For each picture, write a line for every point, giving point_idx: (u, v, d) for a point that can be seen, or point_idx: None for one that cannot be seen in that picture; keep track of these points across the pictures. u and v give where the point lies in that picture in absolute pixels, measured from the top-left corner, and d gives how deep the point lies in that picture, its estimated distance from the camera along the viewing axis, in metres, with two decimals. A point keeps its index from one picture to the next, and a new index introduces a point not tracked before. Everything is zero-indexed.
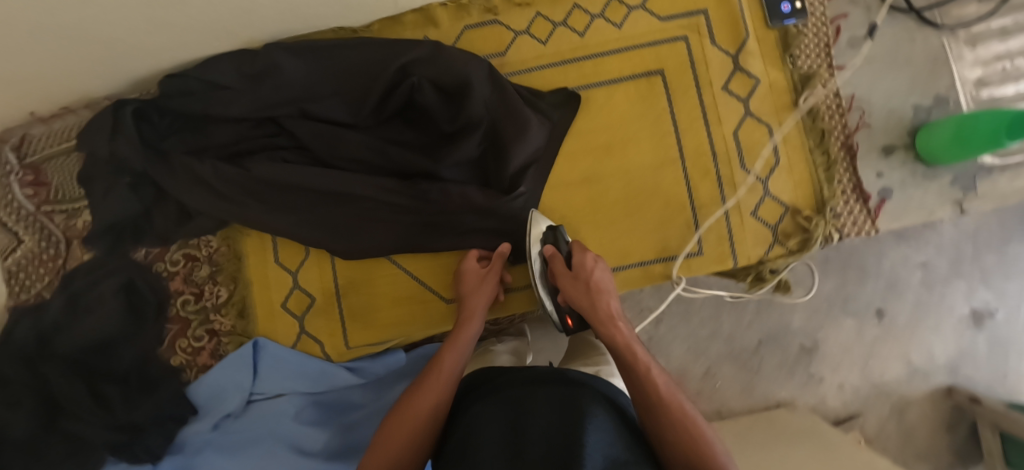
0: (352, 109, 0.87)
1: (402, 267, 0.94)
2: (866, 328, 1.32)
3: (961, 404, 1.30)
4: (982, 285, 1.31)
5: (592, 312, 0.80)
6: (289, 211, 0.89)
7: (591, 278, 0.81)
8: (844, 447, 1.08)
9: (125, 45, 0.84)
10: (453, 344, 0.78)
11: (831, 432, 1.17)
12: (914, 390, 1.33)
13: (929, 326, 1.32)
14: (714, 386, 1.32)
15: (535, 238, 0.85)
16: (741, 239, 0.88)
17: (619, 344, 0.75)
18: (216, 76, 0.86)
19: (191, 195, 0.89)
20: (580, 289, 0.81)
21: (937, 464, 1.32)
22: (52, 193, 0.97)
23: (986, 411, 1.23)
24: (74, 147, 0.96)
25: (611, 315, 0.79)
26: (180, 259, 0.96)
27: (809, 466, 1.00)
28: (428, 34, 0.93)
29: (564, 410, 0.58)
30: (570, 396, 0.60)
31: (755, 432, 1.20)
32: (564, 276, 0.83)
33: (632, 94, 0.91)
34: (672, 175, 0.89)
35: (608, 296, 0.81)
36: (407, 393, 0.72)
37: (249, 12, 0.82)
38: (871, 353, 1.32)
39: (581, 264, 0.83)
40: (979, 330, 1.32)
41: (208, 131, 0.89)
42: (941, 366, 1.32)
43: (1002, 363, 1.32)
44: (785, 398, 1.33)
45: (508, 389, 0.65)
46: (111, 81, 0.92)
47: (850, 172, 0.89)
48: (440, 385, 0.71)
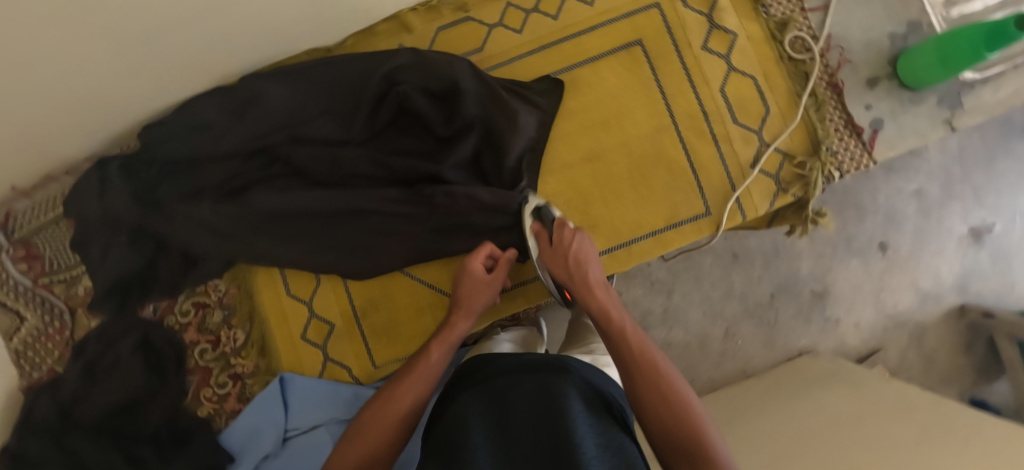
0: (343, 125, 0.87)
1: (419, 278, 0.92)
2: (872, 263, 1.34)
3: (975, 321, 1.32)
4: (976, 203, 1.33)
5: (573, 285, 0.79)
6: (295, 240, 0.88)
7: (570, 250, 0.79)
8: (874, 383, 1.09)
9: (99, 100, 0.82)
10: (442, 340, 0.78)
11: (857, 370, 1.18)
12: (928, 315, 1.34)
13: (932, 251, 1.34)
14: (736, 345, 1.33)
15: (525, 212, 0.83)
16: (747, 193, 0.88)
17: (598, 311, 0.75)
18: (199, 118, 0.85)
19: (193, 241, 0.87)
20: (558, 261, 0.80)
21: (962, 384, 1.34)
22: (46, 265, 0.94)
23: (1001, 323, 1.25)
24: (62, 215, 0.93)
25: (592, 282, 0.78)
26: (190, 308, 0.95)
27: (844, 406, 1.01)
28: (403, 41, 0.93)
29: (552, 398, 0.58)
30: (559, 383, 0.61)
31: (785, 383, 1.21)
32: (544, 252, 0.82)
33: (616, 68, 0.91)
34: (669, 140, 0.90)
35: (589, 266, 0.80)
36: (388, 395, 0.71)
37: (222, 46, 0.81)
38: (881, 286, 1.34)
39: (560, 239, 0.80)
40: (980, 247, 1.34)
41: (198, 174, 0.87)
42: (950, 288, 1.34)
43: (1007, 274, 1.35)
44: (807, 345, 1.34)
45: (492, 384, 0.64)
46: (90, 141, 0.90)
47: (840, 109, 0.88)
48: (423, 380, 0.72)
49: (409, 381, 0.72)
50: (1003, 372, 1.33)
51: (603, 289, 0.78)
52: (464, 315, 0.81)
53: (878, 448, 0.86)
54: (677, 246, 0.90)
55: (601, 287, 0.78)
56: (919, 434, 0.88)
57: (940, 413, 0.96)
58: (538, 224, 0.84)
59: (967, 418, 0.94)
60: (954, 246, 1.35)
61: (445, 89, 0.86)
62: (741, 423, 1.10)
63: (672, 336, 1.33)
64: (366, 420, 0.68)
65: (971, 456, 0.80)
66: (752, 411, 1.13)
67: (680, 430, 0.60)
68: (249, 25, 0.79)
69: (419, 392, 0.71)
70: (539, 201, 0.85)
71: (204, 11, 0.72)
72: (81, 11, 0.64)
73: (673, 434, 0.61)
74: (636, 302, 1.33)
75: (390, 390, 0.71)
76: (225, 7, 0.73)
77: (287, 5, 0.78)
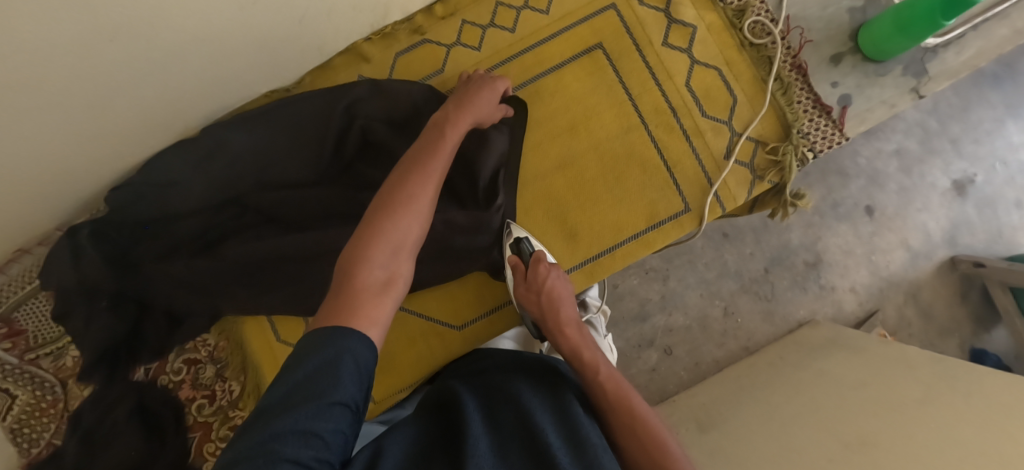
0: (312, 164, 0.86)
1: (406, 309, 0.90)
2: (860, 226, 1.34)
3: (967, 271, 1.33)
4: (956, 154, 1.34)
5: (547, 321, 0.79)
6: (276, 287, 0.87)
7: (543, 286, 0.80)
8: (874, 346, 1.10)
9: (59, 171, 0.80)
10: (453, 131, 0.75)
11: (857, 335, 1.18)
12: (921, 271, 1.35)
13: (918, 207, 1.34)
14: (736, 323, 1.34)
15: (506, 243, 0.86)
16: (724, 183, 0.87)
17: (570, 353, 0.75)
18: (167, 174, 0.84)
19: (176, 298, 0.86)
20: (532, 296, 0.81)
21: (961, 334, 1.34)
22: (31, 340, 0.93)
23: (993, 272, 1.25)
24: (39, 288, 0.92)
25: (564, 321, 0.78)
26: (182, 366, 0.96)
27: (850, 372, 1.01)
28: (362, 71, 0.92)
29: (556, 401, 0.63)
30: (554, 388, 0.66)
31: (788, 355, 1.21)
32: (520, 286, 0.82)
33: (580, 73, 0.90)
34: (641, 139, 0.89)
35: (562, 303, 0.80)
36: (400, 197, 0.68)
37: (178, 101, 0.79)
38: (872, 248, 1.34)
39: (536, 274, 0.81)
40: (965, 198, 1.35)
41: (171, 230, 0.85)
42: (940, 241, 1.35)
43: (994, 220, 1.35)
44: (806, 315, 1.34)
45: (491, 380, 0.69)
46: (58, 211, 0.88)
47: (807, 89, 0.88)
48: (443, 163, 0.72)
49: (418, 204, 0.68)
50: (999, 319, 1.34)
51: (577, 329, 0.78)
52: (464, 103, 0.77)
53: (884, 413, 0.86)
54: (661, 245, 0.89)
55: (574, 328, 0.78)
56: (923, 393, 0.89)
57: (942, 369, 0.97)
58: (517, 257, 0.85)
59: (969, 371, 0.94)
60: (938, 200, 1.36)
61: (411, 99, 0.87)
62: (748, 399, 1.11)
63: (672, 321, 1.33)
64: (372, 250, 0.63)
65: (977, 413, 0.80)
66: (759, 387, 1.14)
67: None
68: (202, 77, 0.77)
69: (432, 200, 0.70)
70: (521, 235, 0.87)
71: (152, 68, 0.70)
72: (24, 88, 0.63)
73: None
74: (632, 292, 1.33)
75: (401, 184, 0.69)
76: (174, 62, 0.71)
77: (238, 51, 0.76)
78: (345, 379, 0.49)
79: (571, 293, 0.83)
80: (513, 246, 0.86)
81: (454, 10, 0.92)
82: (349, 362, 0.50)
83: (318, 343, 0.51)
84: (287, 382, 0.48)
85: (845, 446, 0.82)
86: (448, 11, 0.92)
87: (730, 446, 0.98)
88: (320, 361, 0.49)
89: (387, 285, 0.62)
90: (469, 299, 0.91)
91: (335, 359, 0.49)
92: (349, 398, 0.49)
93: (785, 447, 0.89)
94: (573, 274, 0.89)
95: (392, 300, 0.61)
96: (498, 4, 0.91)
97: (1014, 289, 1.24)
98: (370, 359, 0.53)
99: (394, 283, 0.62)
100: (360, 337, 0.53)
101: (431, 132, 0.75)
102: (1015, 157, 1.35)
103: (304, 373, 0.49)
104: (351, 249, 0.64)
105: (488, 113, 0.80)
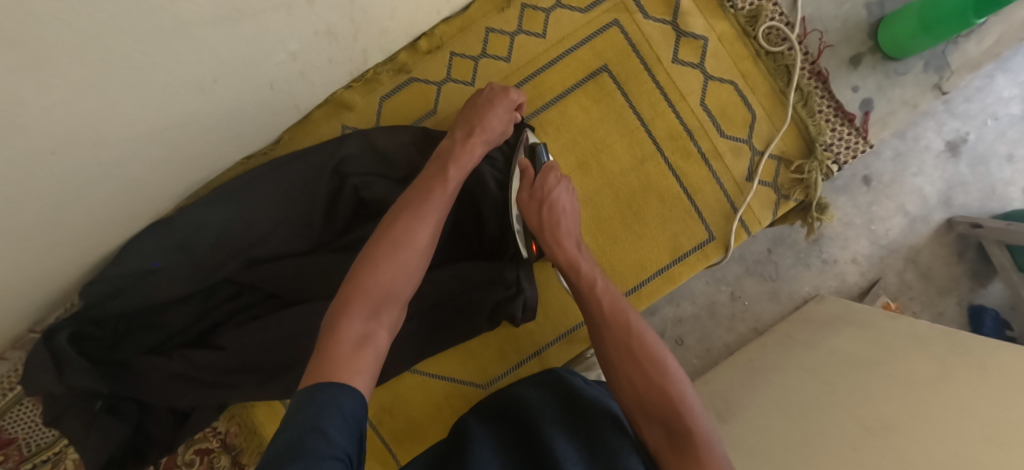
0: (303, 233, 0.80)
1: (427, 372, 0.85)
2: (857, 195, 1.32)
3: (964, 232, 1.30)
4: (948, 115, 1.30)
5: (542, 234, 0.74)
6: (284, 372, 0.80)
7: (546, 196, 0.74)
8: (884, 320, 1.06)
9: (26, 281, 0.71)
10: (456, 161, 0.68)
11: (864, 309, 1.15)
12: (918, 235, 1.32)
13: (913, 172, 1.31)
14: (744, 306, 1.33)
15: (521, 143, 0.79)
16: (748, 207, 0.83)
17: (567, 265, 0.72)
18: (141, 262, 0.76)
19: (175, 395, 0.79)
20: (533, 206, 0.74)
21: (959, 292, 1.32)
22: (24, 447, 0.86)
23: (989, 231, 1.22)
24: (22, 393, 0.84)
25: (563, 234, 0.74)
26: (193, 457, 0.88)
27: (860, 351, 0.97)
28: (345, 120, 0.83)
29: (579, 424, 0.61)
30: (578, 406, 0.64)
31: (796, 334, 1.19)
32: (521, 191, 0.75)
33: (585, 102, 0.83)
34: (656, 168, 0.83)
35: (563, 217, 0.75)
36: (386, 247, 0.61)
37: (142, 192, 0.71)
38: (870, 218, 1.31)
39: (542, 183, 0.75)
40: (958, 158, 1.31)
41: (161, 322, 0.78)
42: (936, 203, 1.31)
43: (988, 177, 1.31)
44: (810, 291, 1.33)
45: (507, 410, 0.68)
46: (29, 314, 0.79)
47: (828, 97, 0.83)
48: (442, 200, 0.66)
49: (403, 255, 0.61)
50: (995, 273, 1.31)
51: (575, 243, 0.74)
52: (478, 134, 0.71)
53: (903, 395, 0.80)
54: (686, 278, 0.85)
55: (573, 240, 0.74)
56: (938, 370, 0.84)
57: (952, 342, 0.92)
58: (528, 162, 0.78)
59: (983, 345, 0.88)
60: (931, 163, 1.32)
61: (404, 150, 0.80)
62: (762, 381, 1.08)
63: (681, 311, 1.33)
64: (350, 306, 0.56)
65: (993, 385, 0.75)
66: (770, 369, 1.10)
67: (657, 396, 0.61)
68: (167, 165, 0.70)
69: (418, 253, 0.62)
70: (535, 140, 0.80)
71: (108, 171, 0.63)
72: None
73: (647, 402, 0.61)
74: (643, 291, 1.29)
75: (389, 233, 0.62)
76: (131, 161, 0.64)
77: (204, 134, 0.68)
78: (335, 433, 0.42)
79: (574, 206, 0.78)
80: (528, 149, 0.79)
81: (440, 42, 0.83)
82: (335, 418, 0.43)
83: (300, 401, 0.45)
84: (273, 447, 0.41)
85: (865, 431, 0.77)
86: (434, 44, 0.83)
87: (751, 439, 0.94)
88: (303, 426, 0.42)
89: (365, 341, 0.54)
90: (494, 353, 0.86)
91: (318, 415, 0.43)
92: (342, 451, 0.42)
93: (805, 435, 0.84)
94: None
95: (374, 355, 0.53)
96: (489, 31, 0.83)
97: (1011, 247, 1.21)
98: (359, 411, 0.46)
99: (375, 338, 0.55)
100: (344, 391, 0.47)
101: (429, 171, 0.68)
102: (1006, 111, 1.29)
103: (291, 433, 0.42)
104: (331, 309, 0.57)
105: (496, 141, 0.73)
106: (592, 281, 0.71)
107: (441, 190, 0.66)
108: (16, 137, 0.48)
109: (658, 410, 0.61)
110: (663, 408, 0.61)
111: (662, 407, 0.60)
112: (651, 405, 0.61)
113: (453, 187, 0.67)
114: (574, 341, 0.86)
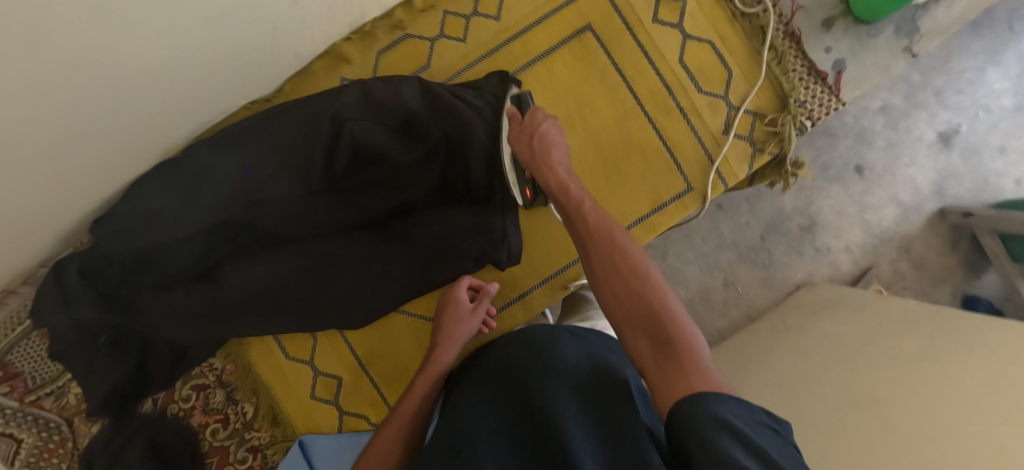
0: (302, 181, 0.81)
1: (416, 314, 0.89)
2: (851, 185, 1.33)
3: (957, 222, 1.31)
4: (941, 107, 1.29)
5: (532, 162, 0.75)
6: (283, 310, 0.84)
7: (535, 128, 0.76)
8: (875, 304, 1.11)
9: (41, 209, 0.76)
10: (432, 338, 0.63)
11: (854, 295, 1.18)
12: (911, 225, 1.33)
13: (906, 162, 1.32)
14: (737, 292, 1.35)
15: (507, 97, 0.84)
16: (725, 160, 0.87)
17: (557, 187, 0.72)
18: (153, 203, 0.79)
19: (176, 329, 0.82)
20: (522, 141, 0.76)
21: (953, 281, 1.33)
22: (29, 381, 0.90)
23: (981, 221, 1.23)
24: (32, 327, 0.88)
25: (553, 160, 0.74)
26: (190, 393, 0.91)
27: (850, 331, 1.02)
28: (344, 73, 0.88)
29: (592, 402, 0.59)
30: (594, 382, 0.61)
31: (789, 320, 1.21)
32: (511, 130, 0.78)
33: (569, 59, 0.88)
34: (638, 123, 0.87)
35: (554, 147, 0.76)
36: None
37: (152, 127, 0.76)
38: (864, 206, 1.33)
39: (530, 120, 0.77)
40: (950, 150, 1.31)
41: (167, 260, 0.80)
42: (928, 194, 1.32)
43: (982, 169, 1.31)
44: (803, 278, 1.34)
45: (503, 379, 0.66)
46: (40, 248, 0.84)
47: (801, 57, 0.87)
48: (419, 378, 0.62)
49: None
50: (989, 264, 1.32)
51: (565, 169, 0.74)
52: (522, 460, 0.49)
53: (893, 372, 0.86)
54: (667, 227, 0.88)
55: (564, 167, 0.74)
56: (924, 345, 0.91)
57: (943, 323, 0.97)
58: (515, 108, 0.82)
59: (970, 329, 0.92)
60: (923, 153, 1.31)
61: (401, 100, 0.83)
62: (755, 366, 1.09)
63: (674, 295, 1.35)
64: None
65: (982, 364, 0.80)
66: (763, 354, 1.12)
67: (641, 307, 0.58)
68: (174, 102, 0.74)
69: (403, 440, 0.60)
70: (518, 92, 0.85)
71: (121, 100, 0.67)
72: None
73: (632, 314, 0.58)
74: None
75: None
76: (143, 92, 0.69)
77: (211, 73, 0.74)
78: None
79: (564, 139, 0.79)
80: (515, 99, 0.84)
81: (434, 2, 0.87)
82: None
83: None
84: None
85: (853, 406, 0.84)
86: (428, 3, 0.87)
87: None
88: None
89: None
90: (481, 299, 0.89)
91: None
92: None
93: (794, 412, 0.90)
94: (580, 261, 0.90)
95: None
96: None
97: (1004, 236, 1.22)
98: None
99: None
100: None
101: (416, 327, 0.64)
102: (999, 104, 1.29)
103: None
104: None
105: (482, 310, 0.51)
106: (580, 202, 0.69)
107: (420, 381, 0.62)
108: (39, 50, 0.54)
109: (642, 321, 0.57)
110: (647, 318, 0.57)
111: (646, 319, 0.57)
112: (635, 315, 0.58)
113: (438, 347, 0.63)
114: (558, 289, 0.90)
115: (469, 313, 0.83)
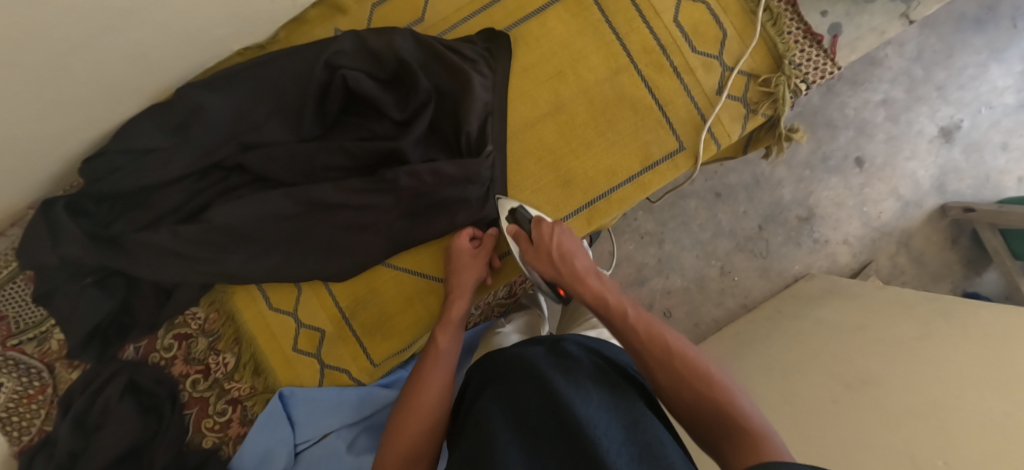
0: (292, 128, 0.82)
1: (402, 267, 0.88)
2: (850, 178, 1.28)
3: (958, 218, 1.27)
4: (943, 101, 1.26)
5: (560, 276, 0.78)
6: (268, 255, 0.83)
7: (551, 245, 0.78)
8: (871, 291, 1.08)
9: (28, 145, 0.74)
10: (445, 328, 0.78)
11: (850, 284, 1.16)
12: (911, 220, 1.29)
13: (906, 156, 1.28)
14: (734, 281, 1.30)
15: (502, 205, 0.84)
16: (718, 119, 0.87)
17: (593, 299, 0.74)
18: (140, 141, 0.78)
19: (160, 270, 0.81)
20: (542, 259, 0.79)
21: (953, 278, 1.29)
22: (11, 325, 0.89)
23: (982, 215, 1.19)
24: (18, 270, 0.87)
25: (581, 271, 0.77)
26: (172, 342, 0.90)
27: (847, 318, 1.00)
28: (338, 24, 0.89)
29: (623, 421, 0.55)
30: (621, 405, 0.57)
31: (785, 309, 1.18)
32: (527, 250, 0.80)
33: (564, 16, 0.88)
34: (630, 80, 0.87)
35: (575, 256, 0.78)
36: (403, 415, 0.68)
37: (143, 62, 0.75)
38: (863, 199, 1.29)
39: (540, 235, 0.79)
40: (952, 145, 1.28)
41: (153, 201, 0.80)
42: (929, 188, 1.28)
43: (982, 165, 1.28)
44: (802, 270, 1.30)
45: (518, 387, 0.60)
46: (29, 188, 0.83)
47: (796, 20, 0.86)
48: (439, 370, 0.72)
49: (420, 408, 0.67)
50: (990, 261, 1.29)
51: (595, 277, 0.77)
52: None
53: (889, 352, 0.85)
54: (657, 187, 0.89)
55: (593, 276, 0.77)
56: (922, 330, 0.88)
57: (939, 307, 0.95)
58: (516, 227, 0.82)
59: (968, 318, 0.88)
60: (925, 147, 1.28)
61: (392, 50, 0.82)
62: (749, 352, 1.07)
63: (670, 283, 1.29)
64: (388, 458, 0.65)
65: (979, 344, 0.79)
66: (758, 341, 1.10)
67: (705, 413, 0.58)
68: (164, 33, 0.72)
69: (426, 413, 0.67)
70: (514, 204, 0.84)
71: (117, 23, 0.66)
72: None
73: (700, 418, 0.59)
74: (629, 257, 1.28)
75: (408, 400, 0.69)
76: (136, 18, 0.67)
77: (205, 7, 0.72)
78: None
79: (579, 243, 0.81)
80: (513, 216, 0.83)
81: None
82: None
83: None
84: None
85: (846, 387, 0.81)
86: None
87: None
88: None
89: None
90: None
91: None
92: None
93: (787, 391, 0.89)
94: (573, 220, 0.88)
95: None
96: None
97: (1005, 231, 1.19)
98: None
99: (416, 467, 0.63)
100: None
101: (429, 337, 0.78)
102: (1000, 101, 1.26)
103: None
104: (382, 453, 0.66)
105: (471, 289, 0.81)
106: (619, 308, 0.71)
107: (436, 354, 0.75)
108: None
109: (711, 427, 0.58)
110: (715, 418, 0.58)
111: (716, 417, 0.57)
112: (704, 415, 0.59)
113: (449, 349, 0.76)
114: None
115: (474, 259, 0.83)
